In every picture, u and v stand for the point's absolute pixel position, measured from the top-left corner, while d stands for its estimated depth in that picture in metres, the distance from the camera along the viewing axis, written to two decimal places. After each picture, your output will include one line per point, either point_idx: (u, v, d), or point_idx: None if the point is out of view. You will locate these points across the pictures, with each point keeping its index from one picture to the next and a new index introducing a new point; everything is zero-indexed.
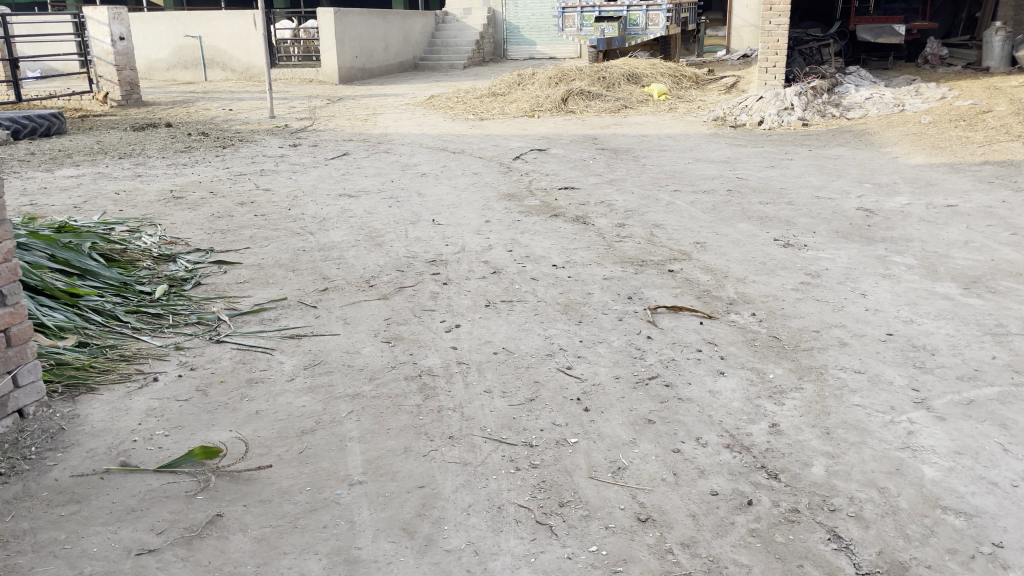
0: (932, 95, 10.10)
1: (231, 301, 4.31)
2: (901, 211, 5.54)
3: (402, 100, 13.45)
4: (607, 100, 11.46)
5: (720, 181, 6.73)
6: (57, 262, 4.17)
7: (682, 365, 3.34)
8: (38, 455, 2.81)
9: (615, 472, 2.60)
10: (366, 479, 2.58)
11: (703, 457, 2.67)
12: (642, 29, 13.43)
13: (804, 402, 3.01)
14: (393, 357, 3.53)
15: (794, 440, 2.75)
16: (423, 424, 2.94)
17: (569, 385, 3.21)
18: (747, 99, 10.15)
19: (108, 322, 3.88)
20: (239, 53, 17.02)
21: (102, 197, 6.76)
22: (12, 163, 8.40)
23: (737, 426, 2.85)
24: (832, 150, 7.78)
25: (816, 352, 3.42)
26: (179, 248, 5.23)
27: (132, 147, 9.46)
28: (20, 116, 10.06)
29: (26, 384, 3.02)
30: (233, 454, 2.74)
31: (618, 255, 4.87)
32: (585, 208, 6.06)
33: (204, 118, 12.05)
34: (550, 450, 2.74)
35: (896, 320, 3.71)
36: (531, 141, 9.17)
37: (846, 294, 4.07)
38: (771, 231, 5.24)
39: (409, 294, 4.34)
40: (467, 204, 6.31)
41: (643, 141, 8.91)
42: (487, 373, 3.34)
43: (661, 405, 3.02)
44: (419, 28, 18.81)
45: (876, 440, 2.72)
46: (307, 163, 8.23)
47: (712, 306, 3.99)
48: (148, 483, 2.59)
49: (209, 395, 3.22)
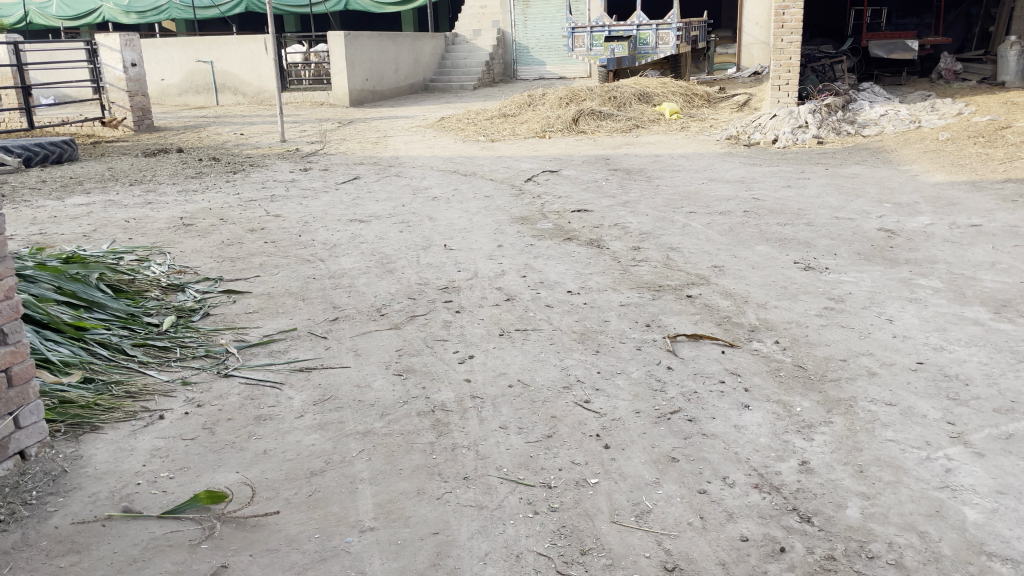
0: (949, 111, 9.97)
1: (239, 332, 4.22)
2: (924, 231, 5.42)
3: (413, 122, 13.43)
4: (618, 120, 11.40)
5: (735, 202, 6.61)
6: (64, 294, 4.09)
7: (705, 399, 3.21)
8: (39, 500, 2.71)
9: (638, 517, 2.48)
10: (377, 525, 2.47)
11: (731, 499, 2.54)
12: (653, 48, 13.37)
13: (834, 437, 2.88)
14: (405, 392, 3.42)
15: (826, 479, 2.62)
16: (436, 463, 2.83)
17: (588, 420, 3.09)
18: (761, 117, 10.06)
19: (114, 356, 3.79)
20: (250, 78, 17.07)
21: (113, 225, 6.71)
22: (22, 191, 8.36)
23: (765, 464, 2.72)
24: (849, 168, 7.65)
25: (843, 383, 3.29)
26: (188, 277, 5.15)
27: (142, 173, 9.42)
28: (32, 144, 10.07)
29: (28, 425, 2.92)
30: (240, 498, 2.64)
31: (634, 280, 4.76)
32: (599, 231, 5.96)
33: (215, 142, 12.06)
34: (569, 491, 2.63)
35: (926, 348, 3.58)
36: (543, 162, 9.09)
37: (872, 320, 3.94)
38: (790, 253, 5.12)
39: (421, 323, 4.24)
40: (479, 228, 6.23)
41: (657, 161, 8.82)
42: (502, 408, 3.22)
43: (684, 440, 2.90)
44: (430, 50, 18.88)
45: (912, 479, 2.59)
46: (318, 187, 8.16)
47: (734, 334, 3.87)
48: (151, 531, 2.49)
49: (216, 434, 3.12)
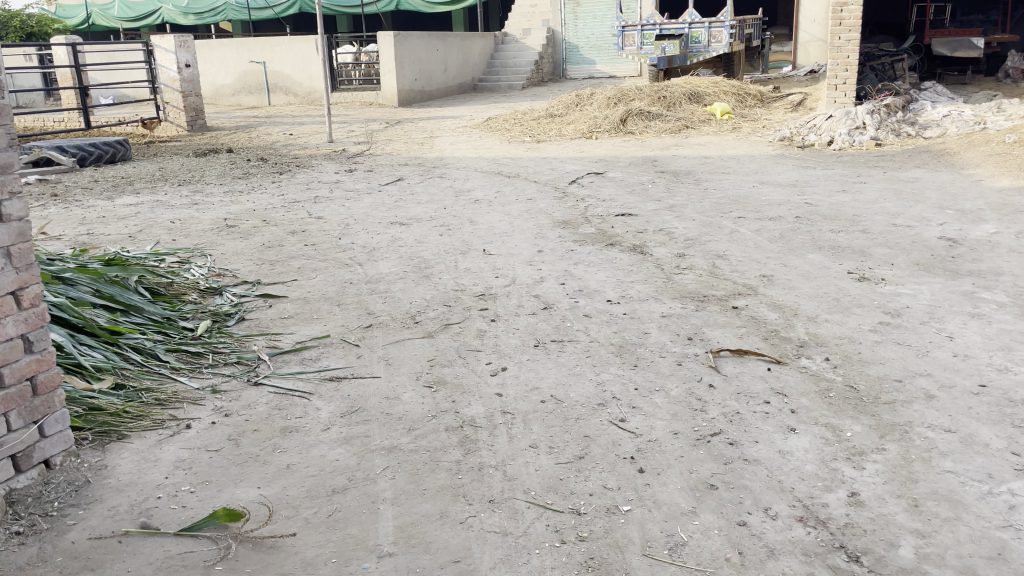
0: (1016, 111, 9.53)
1: (272, 338, 4.17)
2: (988, 240, 5.13)
3: (460, 122, 13.36)
4: (668, 120, 11.18)
5: (788, 207, 6.37)
6: (101, 297, 4.08)
7: (749, 421, 3.03)
8: (59, 512, 2.67)
9: (671, 550, 2.33)
10: (396, 551, 2.38)
11: (772, 533, 2.38)
12: (704, 47, 13.07)
13: (887, 466, 2.68)
14: (434, 405, 3.31)
15: (877, 514, 2.43)
16: (462, 484, 2.72)
17: (623, 441, 2.94)
18: (816, 118, 9.74)
19: (147, 361, 3.76)
20: (301, 78, 17.18)
21: (157, 225, 6.76)
22: (75, 191, 8.50)
23: (811, 494, 2.55)
24: (909, 172, 7.34)
25: (898, 406, 3.08)
26: (226, 280, 5.13)
27: (191, 173, 9.52)
28: (86, 144, 10.25)
29: (53, 434, 2.89)
30: (258, 517, 2.56)
31: (677, 290, 4.58)
32: (643, 236, 5.78)
33: (264, 143, 12.15)
34: (599, 519, 2.49)
35: (988, 369, 3.35)
36: (589, 164, 8.92)
37: (931, 337, 3.71)
38: (844, 263, 4.89)
39: (455, 332, 4.13)
40: (520, 232, 6.11)
41: (705, 163, 8.58)
42: (533, 425, 3.10)
43: (724, 466, 2.73)
44: (479, 49, 18.82)
45: (971, 517, 2.39)
46: (361, 189, 8.13)
47: (781, 350, 3.68)
48: (167, 549, 2.43)
49: (241, 447, 3.05)
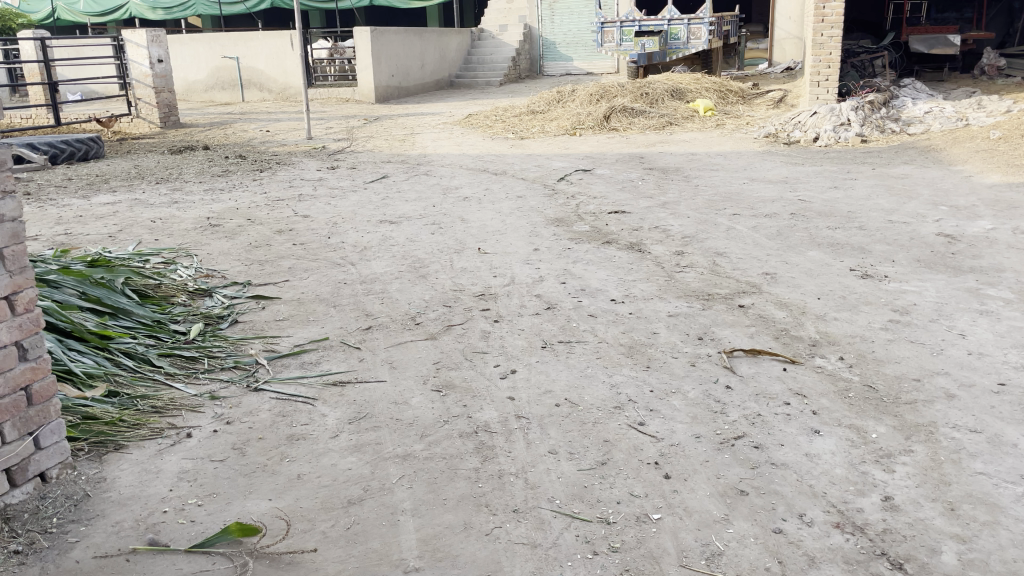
0: (997, 108, 9.59)
1: (269, 342, 4.03)
2: (986, 236, 5.13)
3: (440, 119, 13.22)
4: (651, 117, 11.14)
5: (781, 204, 6.34)
6: (88, 300, 3.91)
7: (771, 423, 2.97)
8: (59, 529, 2.53)
9: (709, 560, 2.26)
10: (423, 566, 2.28)
11: (811, 540, 2.31)
12: (684, 43, 13.04)
13: (917, 469, 2.63)
14: (445, 410, 3.21)
15: (915, 519, 2.38)
16: (483, 493, 2.62)
17: (644, 446, 2.86)
18: (800, 115, 9.74)
19: (140, 366, 3.61)
20: (276, 74, 16.90)
21: (138, 225, 6.57)
22: (48, 190, 8.25)
23: (845, 499, 2.49)
24: (897, 169, 7.35)
25: (920, 406, 3.04)
26: (215, 281, 4.97)
27: (168, 171, 9.31)
28: (58, 141, 9.97)
29: (49, 446, 2.74)
30: (274, 531, 2.45)
31: (681, 288, 4.51)
32: (639, 234, 5.72)
33: (242, 140, 11.94)
34: (630, 529, 2.40)
35: (1005, 367, 3.32)
36: (575, 161, 8.83)
37: (944, 335, 3.67)
38: (845, 259, 4.86)
39: (458, 333, 4.03)
40: (513, 230, 6.02)
41: (692, 160, 8.55)
42: (550, 430, 3.01)
43: (752, 471, 2.66)
44: (456, 45, 18.68)
45: (1010, 520, 2.35)
46: (346, 186, 7.98)
47: (794, 349, 3.62)
48: (179, 568, 2.31)
49: (247, 456, 2.93)
